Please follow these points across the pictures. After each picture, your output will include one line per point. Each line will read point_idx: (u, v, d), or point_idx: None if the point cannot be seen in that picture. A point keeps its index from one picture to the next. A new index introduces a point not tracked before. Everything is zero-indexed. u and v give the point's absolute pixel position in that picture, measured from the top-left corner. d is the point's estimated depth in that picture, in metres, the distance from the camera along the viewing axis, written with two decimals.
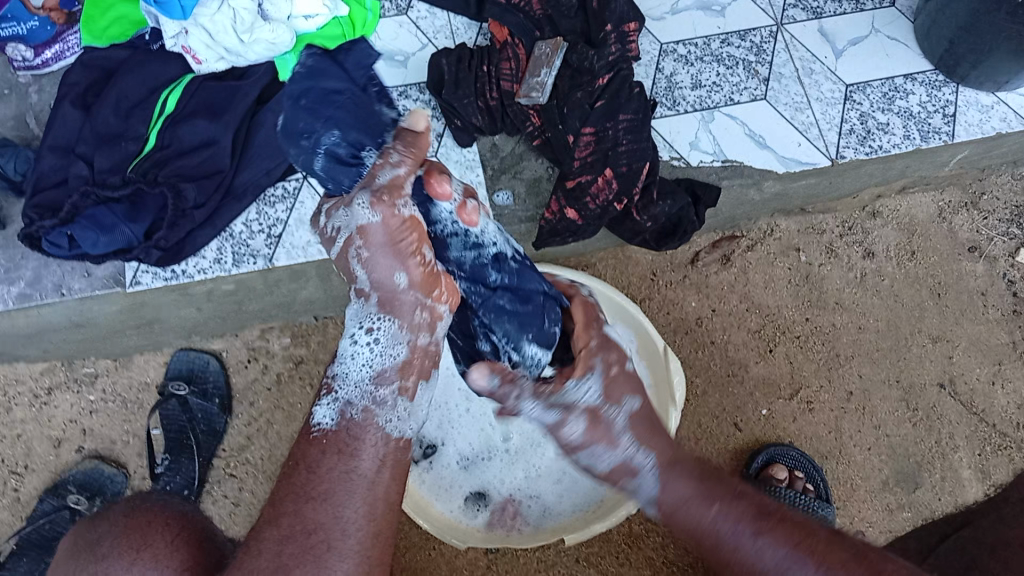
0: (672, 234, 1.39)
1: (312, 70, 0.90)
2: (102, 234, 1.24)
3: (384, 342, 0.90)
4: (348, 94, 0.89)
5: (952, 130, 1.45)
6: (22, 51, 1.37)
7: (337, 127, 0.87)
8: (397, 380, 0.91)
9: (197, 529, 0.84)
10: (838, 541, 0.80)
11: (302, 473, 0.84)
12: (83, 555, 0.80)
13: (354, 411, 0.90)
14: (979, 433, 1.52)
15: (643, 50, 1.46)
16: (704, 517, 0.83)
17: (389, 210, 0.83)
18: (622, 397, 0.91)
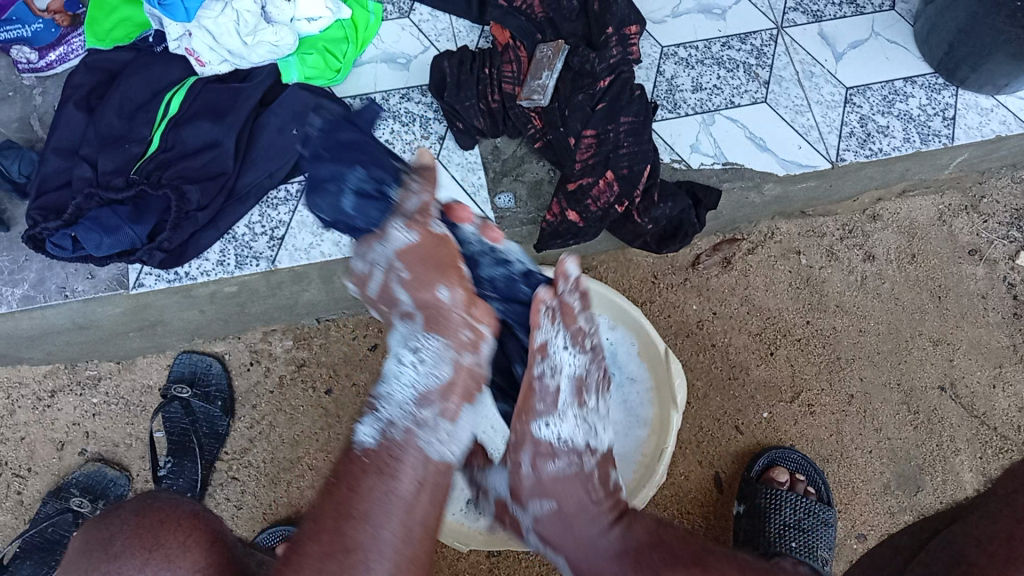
0: (672, 236, 1.39)
1: (329, 127, 1.01)
2: (106, 236, 1.23)
3: (428, 362, 0.87)
4: (361, 143, 1.00)
5: (951, 133, 1.45)
6: (26, 53, 1.37)
7: (360, 169, 0.96)
8: (440, 402, 0.87)
9: (209, 528, 0.85)
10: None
11: (344, 491, 0.81)
12: (95, 554, 0.80)
13: (398, 430, 0.85)
14: (981, 436, 1.52)
15: (644, 53, 1.47)
16: None
17: (424, 229, 0.90)
18: (527, 500, 0.93)
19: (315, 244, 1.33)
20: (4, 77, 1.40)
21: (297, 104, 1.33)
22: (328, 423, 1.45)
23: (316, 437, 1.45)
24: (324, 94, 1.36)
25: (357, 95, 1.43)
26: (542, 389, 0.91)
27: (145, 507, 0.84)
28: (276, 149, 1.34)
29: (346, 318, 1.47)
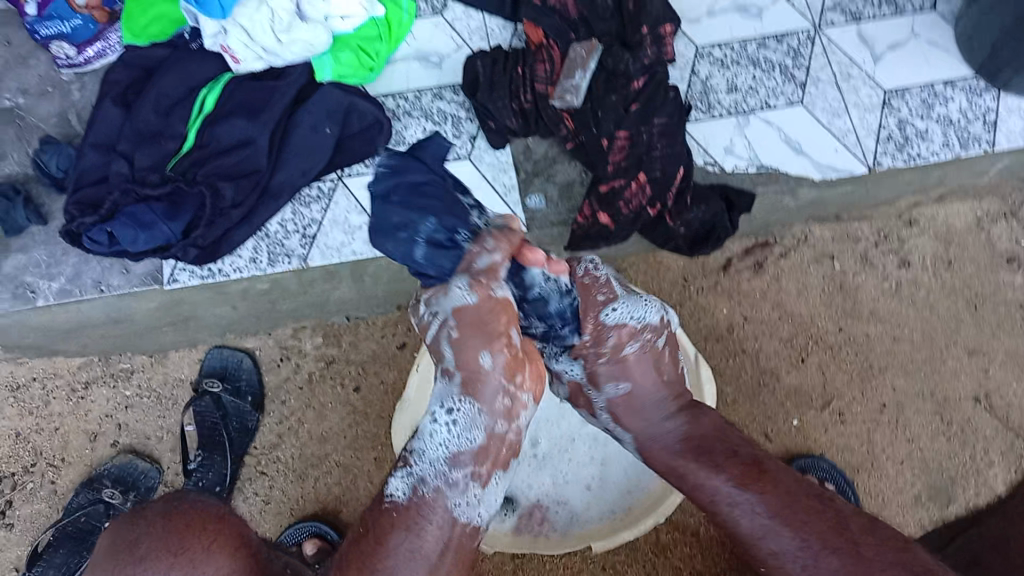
0: (705, 240, 1.37)
1: (399, 166, 0.97)
2: (142, 231, 1.26)
3: (461, 427, 0.99)
4: (436, 189, 0.97)
5: (993, 138, 1.49)
6: (65, 49, 1.39)
7: (432, 215, 0.95)
8: (470, 464, 0.99)
9: (233, 533, 0.88)
10: (818, 507, 0.92)
11: (371, 544, 0.94)
12: (121, 555, 0.81)
13: (426, 488, 0.98)
14: (1017, 449, 1.49)
15: (678, 52, 1.46)
16: (690, 478, 0.98)
17: (485, 293, 0.96)
18: (602, 384, 1.06)
19: None
20: (44, 73, 1.43)
21: (331, 102, 1.34)
22: (356, 421, 1.45)
23: (343, 435, 1.45)
24: (357, 92, 1.37)
25: (391, 93, 1.44)
26: (593, 280, 1.06)
27: (170, 510, 0.86)
28: (308, 149, 1.34)
29: (377, 316, 1.45)
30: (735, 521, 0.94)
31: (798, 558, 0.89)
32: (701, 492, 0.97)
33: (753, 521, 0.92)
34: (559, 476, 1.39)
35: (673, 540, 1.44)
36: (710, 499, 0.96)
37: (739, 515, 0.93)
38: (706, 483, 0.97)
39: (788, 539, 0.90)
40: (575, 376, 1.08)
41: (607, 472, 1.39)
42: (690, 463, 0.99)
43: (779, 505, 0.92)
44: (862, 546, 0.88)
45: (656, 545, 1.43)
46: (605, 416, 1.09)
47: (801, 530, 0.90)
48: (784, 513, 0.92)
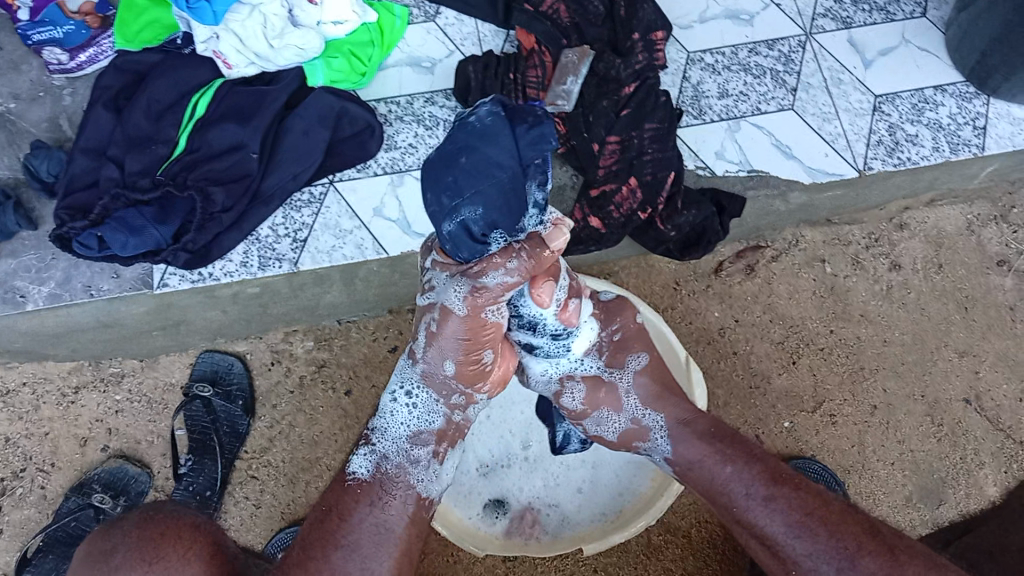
0: (695, 244, 1.37)
1: (486, 133, 0.82)
2: (132, 236, 1.24)
3: (422, 408, 1.04)
4: (506, 178, 0.82)
5: (982, 143, 1.44)
6: (57, 54, 1.39)
7: (481, 205, 0.82)
8: (430, 443, 1.05)
9: (208, 542, 0.88)
10: (851, 513, 0.94)
11: (334, 521, 0.94)
12: (96, 564, 0.81)
13: (388, 464, 1.02)
14: (1006, 450, 1.50)
15: (670, 58, 1.46)
16: (719, 474, 1.01)
17: (476, 311, 0.93)
18: (625, 358, 1.15)
19: (337, 246, 1.35)
20: (35, 78, 1.42)
21: (323, 108, 1.34)
22: (347, 425, 1.45)
23: (334, 438, 1.45)
24: (348, 97, 1.37)
25: (382, 98, 1.42)
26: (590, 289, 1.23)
27: (146, 519, 0.86)
28: (301, 152, 1.33)
29: (368, 320, 1.46)
30: (768, 518, 0.95)
31: (830, 556, 0.89)
32: (733, 489, 0.99)
33: (781, 523, 0.94)
34: (550, 479, 1.40)
35: (664, 543, 1.44)
36: (742, 495, 0.98)
37: (773, 512, 0.95)
38: (740, 479, 0.99)
39: (822, 539, 0.90)
40: (591, 370, 1.16)
41: (598, 475, 1.39)
42: (727, 457, 1.02)
43: (805, 509, 0.94)
44: (899, 552, 0.88)
45: (647, 547, 1.43)
46: (636, 401, 1.13)
47: (836, 531, 0.91)
48: (819, 515, 0.93)
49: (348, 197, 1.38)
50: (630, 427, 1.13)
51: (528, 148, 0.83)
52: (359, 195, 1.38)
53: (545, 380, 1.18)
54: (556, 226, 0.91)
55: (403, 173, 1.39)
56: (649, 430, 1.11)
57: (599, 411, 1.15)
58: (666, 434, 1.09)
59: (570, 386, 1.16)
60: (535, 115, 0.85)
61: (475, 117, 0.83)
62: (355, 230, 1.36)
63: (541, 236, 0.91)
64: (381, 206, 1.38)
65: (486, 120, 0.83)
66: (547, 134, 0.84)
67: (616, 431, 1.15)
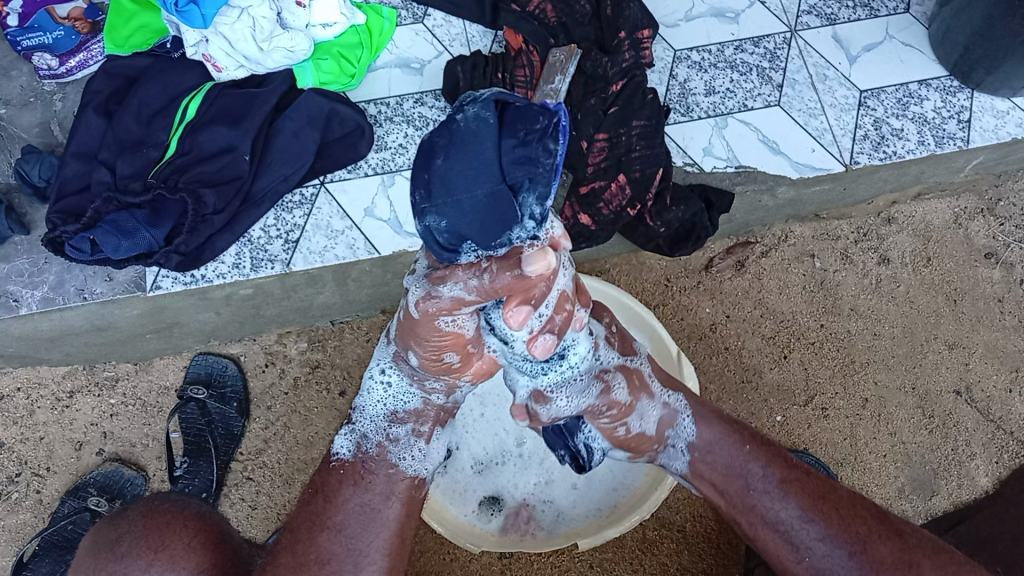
0: (686, 239, 1.40)
1: (466, 138, 0.69)
2: (124, 239, 1.24)
3: (397, 387, 1.02)
4: (482, 194, 0.70)
5: (966, 136, 1.45)
6: (47, 60, 1.40)
7: (446, 216, 0.71)
8: (409, 421, 1.03)
9: (213, 530, 0.94)
10: (859, 499, 1.02)
11: (320, 503, 0.98)
12: (104, 554, 0.88)
13: (368, 445, 1.04)
14: (997, 440, 1.51)
15: (657, 56, 1.47)
16: (738, 454, 1.06)
17: (432, 317, 0.86)
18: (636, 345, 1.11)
19: (329, 247, 1.36)
20: (26, 84, 1.43)
21: (313, 108, 1.35)
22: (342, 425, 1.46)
23: (329, 438, 1.46)
24: (338, 99, 1.38)
25: (372, 99, 1.43)
26: None
27: (153, 508, 0.92)
28: (292, 153, 1.34)
29: (362, 320, 1.49)
30: (782, 503, 1.01)
31: (844, 537, 0.97)
32: (753, 467, 1.04)
33: (796, 507, 1.00)
34: (544, 475, 1.40)
35: (660, 537, 1.45)
36: (759, 479, 1.03)
37: (788, 497, 1.01)
38: (759, 463, 1.04)
39: (837, 522, 0.98)
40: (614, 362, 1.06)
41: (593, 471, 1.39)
42: (743, 438, 1.07)
43: (817, 495, 1.01)
44: (907, 535, 0.98)
45: (642, 542, 1.44)
46: (660, 385, 1.08)
47: (848, 518, 0.99)
48: (831, 500, 1.01)
49: (339, 198, 1.38)
50: (663, 414, 1.06)
51: (514, 167, 0.69)
52: (349, 196, 1.39)
53: (579, 391, 1.01)
54: (540, 250, 0.74)
55: (393, 173, 1.41)
56: (678, 414, 1.07)
57: (641, 403, 1.04)
58: (689, 411, 1.08)
59: (613, 379, 1.03)
60: (535, 127, 0.69)
61: (462, 117, 0.70)
62: (347, 230, 1.37)
63: (522, 256, 0.75)
64: (373, 206, 1.39)
65: (471, 123, 0.69)
66: (538, 156, 0.69)
67: (654, 424, 1.06)
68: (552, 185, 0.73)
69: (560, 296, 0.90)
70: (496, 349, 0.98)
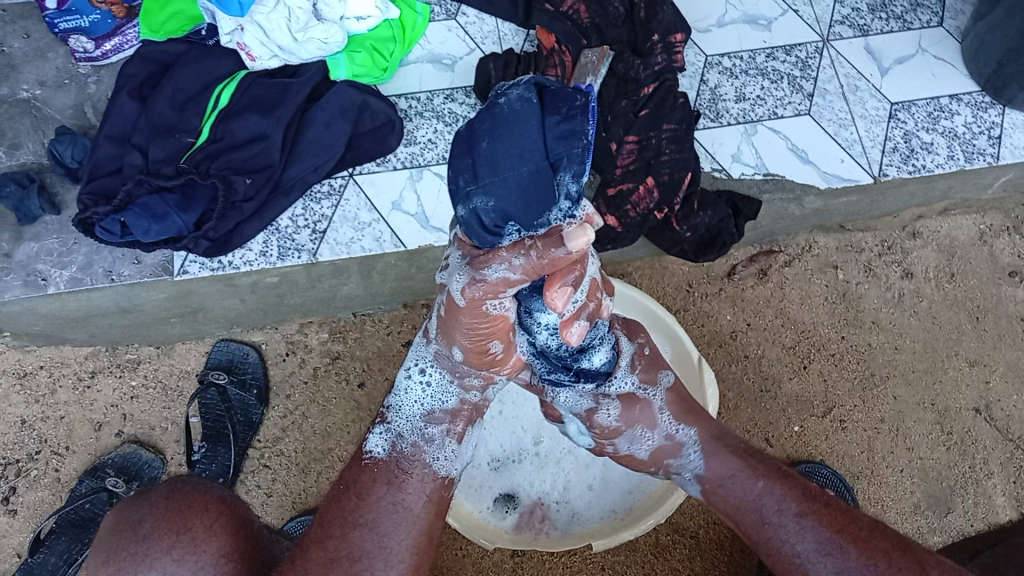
0: (711, 245, 1.38)
1: (509, 119, 0.70)
2: (154, 222, 1.25)
3: (436, 386, 1.04)
4: (526, 173, 0.70)
5: (997, 152, 1.45)
6: (83, 42, 1.41)
7: (492, 195, 0.72)
8: (445, 421, 1.05)
9: (234, 513, 0.94)
10: (880, 531, 0.97)
11: (352, 500, 0.98)
12: (125, 534, 0.87)
13: (404, 444, 1.04)
14: (1015, 460, 1.51)
15: (688, 61, 1.47)
16: (751, 489, 1.02)
17: (475, 301, 0.87)
18: (657, 374, 1.11)
19: (356, 239, 1.37)
20: (61, 66, 1.44)
21: (345, 101, 1.35)
22: (359, 417, 1.47)
23: (347, 429, 1.47)
24: (370, 91, 1.39)
25: (402, 94, 1.44)
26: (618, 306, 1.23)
27: (174, 491, 0.92)
28: (322, 144, 1.34)
29: (383, 314, 1.49)
30: (799, 535, 0.97)
31: (863, 572, 0.92)
32: (766, 503, 1.00)
33: (812, 539, 0.96)
34: (559, 476, 1.40)
35: (673, 542, 1.44)
36: (773, 512, 0.99)
37: (805, 529, 0.97)
38: (773, 495, 1.00)
39: (855, 556, 0.93)
40: (624, 388, 1.09)
41: (609, 473, 1.40)
42: (759, 472, 1.03)
43: (833, 525, 0.96)
44: (929, 567, 0.93)
45: (655, 546, 1.44)
46: (670, 418, 1.08)
47: (867, 548, 0.93)
48: (849, 532, 0.95)
49: (367, 190, 1.39)
50: (662, 445, 1.08)
51: (557, 144, 0.69)
52: (377, 189, 1.39)
53: (577, 398, 1.09)
54: (581, 226, 0.76)
55: (421, 168, 1.41)
56: (682, 446, 1.07)
57: (634, 430, 1.08)
58: (700, 449, 1.06)
59: (605, 403, 1.08)
60: (576, 103, 0.70)
61: (504, 99, 0.70)
62: (374, 223, 1.38)
63: (563, 232, 0.77)
64: (400, 200, 1.40)
65: (514, 104, 0.70)
66: (580, 131, 0.69)
67: (647, 450, 1.10)
68: (587, 163, 0.72)
69: (592, 284, 0.96)
70: (523, 348, 1.04)
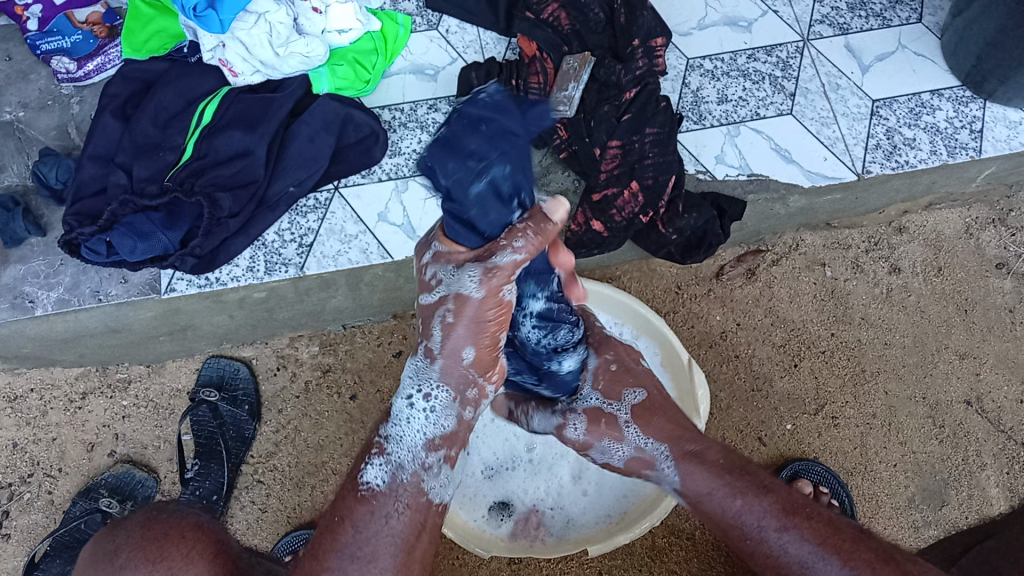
0: (697, 247, 1.39)
1: (500, 104, 0.80)
2: (139, 241, 1.25)
3: (438, 411, 0.94)
4: (522, 146, 0.81)
5: (979, 146, 1.45)
6: (65, 63, 1.42)
7: (509, 163, 0.79)
8: (444, 449, 0.95)
9: (214, 541, 0.87)
10: (865, 541, 0.87)
11: (348, 531, 0.86)
12: (101, 565, 0.82)
13: (405, 475, 0.93)
14: (1009, 451, 1.50)
15: (670, 64, 1.48)
16: (730, 506, 0.93)
17: (494, 290, 0.87)
18: (623, 390, 1.11)
19: (343, 251, 1.36)
20: (43, 87, 1.45)
21: (328, 114, 1.35)
22: (352, 429, 1.47)
23: (341, 441, 1.47)
24: (354, 105, 1.39)
25: (386, 105, 1.45)
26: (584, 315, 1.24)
27: (150, 519, 0.86)
28: (305, 158, 1.35)
29: (373, 325, 1.49)
30: (781, 551, 0.88)
31: None
32: (746, 521, 0.91)
33: (793, 554, 0.87)
34: (552, 482, 1.41)
35: (668, 545, 1.44)
36: (755, 526, 0.90)
37: (786, 544, 0.88)
38: (753, 511, 0.91)
39: (836, 568, 0.83)
40: (590, 403, 1.11)
41: (603, 477, 1.40)
42: (738, 489, 0.93)
43: (816, 540, 0.86)
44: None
45: (652, 549, 1.44)
46: (637, 429, 1.07)
47: (850, 560, 0.84)
48: (833, 545, 0.86)
49: (353, 203, 1.39)
50: (634, 456, 1.06)
51: (533, 124, 0.83)
52: (363, 201, 1.39)
53: (548, 417, 1.15)
54: (556, 199, 0.89)
55: (407, 179, 1.41)
56: (654, 457, 1.04)
57: (602, 441, 1.09)
58: (672, 463, 1.01)
59: (574, 419, 1.12)
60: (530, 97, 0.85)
61: (484, 95, 0.81)
62: (360, 235, 1.37)
63: (544, 206, 0.88)
64: (386, 211, 1.39)
65: (493, 97, 0.81)
66: (548, 113, 0.84)
67: (621, 461, 1.08)
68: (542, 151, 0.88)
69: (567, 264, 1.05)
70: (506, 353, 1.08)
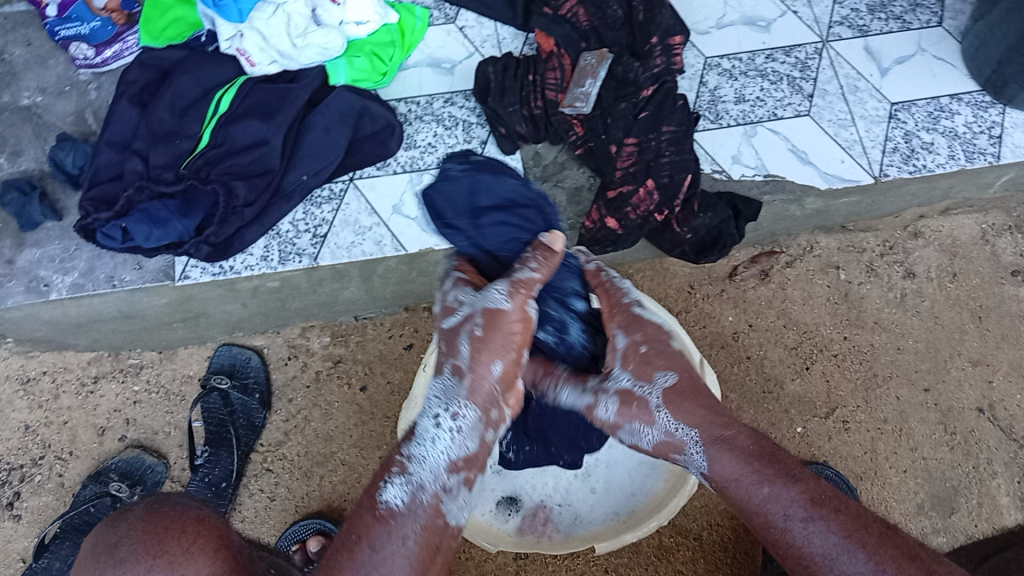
0: (711, 247, 1.38)
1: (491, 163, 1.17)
2: (155, 227, 1.27)
3: (463, 432, 0.98)
4: None
5: (997, 152, 1.43)
6: (83, 50, 1.43)
7: None
8: (463, 472, 0.98)
9: (217, 533, 0.87)
10: (891, 536, 0.86)
11: (365, 551, 0.88)
12: (103, 559, 0.82)
13: (424, 494, 0.94)
14: (1020, 460, 1.48)
15: (688, 62, 1.48)
16: (756, 495, 0.91)
17: (519, 303, 0.99)
18: (654, 372, 1.04)
19: (357, 243, 1.36)
20: (61, 73, 1.46)
21: (345, 106, 1.36)
22: (361, 420, 1.46)
23: (350, 432, 1.46)
24: (370, 96, 1.40)
25: (403, 98, 1.45)
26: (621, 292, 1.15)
27: (151, 513, 0.85)
28: (322, 149, 1.35)
29: (384, 317, 1.50)
30: (808, 541, 0.86)
31: None
32: (771, 509, 0.89)
33: (819, 546, 0.85)
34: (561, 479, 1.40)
35: (675, 545, 1.44)
36: (782, 515, 0.88)
37: (812, 534, 0.86)
38: (779, 500, 0.89)
39: (862, 562, 0.83)
40: (621, 384, 1.05)
41: (612, 476, 1.39)
42: (766, 477, 0.91)
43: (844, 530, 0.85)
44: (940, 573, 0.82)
45: (659, 549, 1.44)
46: (669, 415, 1.01)
47: (876, 552, 0.83)
48: (859, 537, 0.84)
49: (367, 194, 1.39)
50: (666, 441, 1.01)
51: None
52: (379, 192, 1.39)
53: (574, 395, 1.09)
54: None
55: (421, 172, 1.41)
56: (684, 445, 0.99)
57: (632, 424, 1.04)
58: (703, 450, 0.97)
59: (604, 398, 1.06)
60: None
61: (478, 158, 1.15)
62: (374, 227, 1.37)
63: None
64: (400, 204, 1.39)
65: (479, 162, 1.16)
66: None
67: (650, 443, 1.04)
68: None
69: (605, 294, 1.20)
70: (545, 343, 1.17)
